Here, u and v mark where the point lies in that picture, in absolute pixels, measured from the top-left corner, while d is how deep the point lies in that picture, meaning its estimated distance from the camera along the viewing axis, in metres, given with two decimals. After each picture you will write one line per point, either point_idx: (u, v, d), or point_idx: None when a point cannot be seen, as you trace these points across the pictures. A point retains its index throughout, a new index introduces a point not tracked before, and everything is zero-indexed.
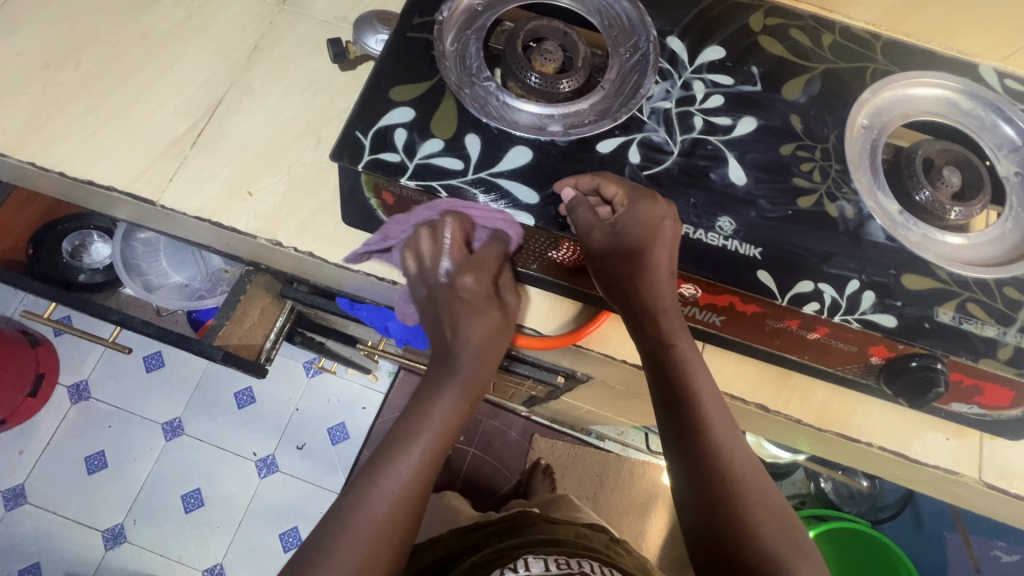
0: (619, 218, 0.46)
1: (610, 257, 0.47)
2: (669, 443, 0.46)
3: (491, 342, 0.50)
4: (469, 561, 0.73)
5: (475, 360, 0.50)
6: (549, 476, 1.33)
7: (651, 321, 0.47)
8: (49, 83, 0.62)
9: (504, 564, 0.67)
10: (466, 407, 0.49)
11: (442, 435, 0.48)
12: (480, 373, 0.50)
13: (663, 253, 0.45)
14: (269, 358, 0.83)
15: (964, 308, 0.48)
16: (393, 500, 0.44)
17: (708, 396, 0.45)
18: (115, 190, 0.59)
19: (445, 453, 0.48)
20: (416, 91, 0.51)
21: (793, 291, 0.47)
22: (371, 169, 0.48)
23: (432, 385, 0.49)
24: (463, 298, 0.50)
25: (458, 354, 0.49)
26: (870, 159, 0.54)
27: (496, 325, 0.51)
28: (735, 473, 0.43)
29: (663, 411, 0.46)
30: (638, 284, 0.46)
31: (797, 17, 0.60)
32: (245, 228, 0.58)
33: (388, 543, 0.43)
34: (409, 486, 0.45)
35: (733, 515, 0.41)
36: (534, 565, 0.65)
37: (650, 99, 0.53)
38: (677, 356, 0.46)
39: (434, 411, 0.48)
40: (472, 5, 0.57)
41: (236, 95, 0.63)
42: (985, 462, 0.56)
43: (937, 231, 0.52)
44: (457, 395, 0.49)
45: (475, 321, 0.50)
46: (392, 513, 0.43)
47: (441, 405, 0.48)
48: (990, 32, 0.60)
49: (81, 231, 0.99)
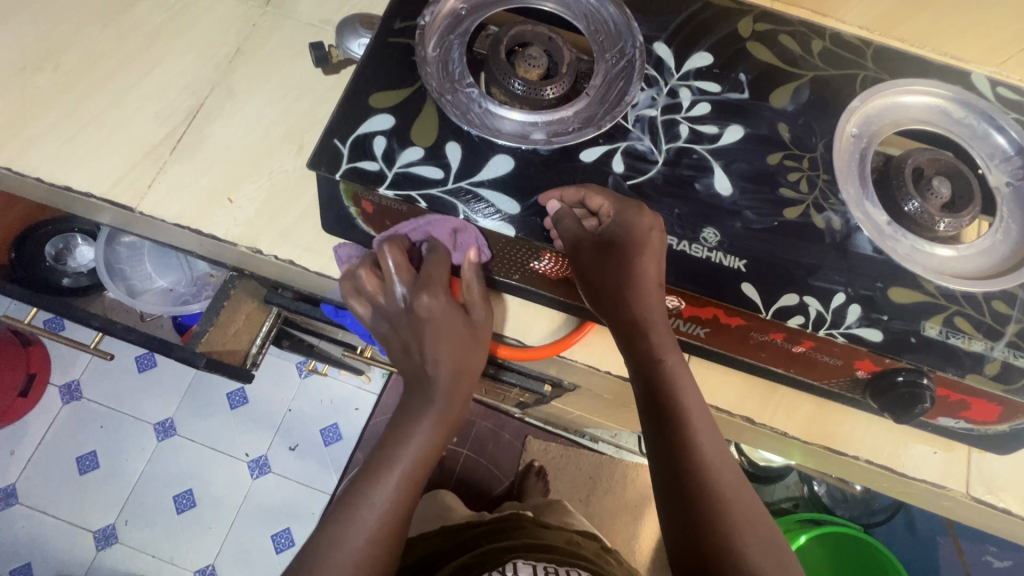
0: (606, 228, 0.45)
1: (598, 268, 0.46)
2: (655, 460, 0.44)
3: (467, 365, 0.50)
4: (454, 563, 0.72)
5: (451, 388, 0.49)
6: (541, 478, 1.36)
7: (640, 334, 0.45)
8: (26, 86, 0.61)
9: (492, 566, 0.66)
10: (443, 435, 0.49)
11: (418, 462, 0.47)
12: (458, 401, 0.50)
13: (652, 264, 0.44)
14: (255, 363, 0.82)
15: (951, 322, 0.47)
16: (372, 532, 0.43)
17: (697, 411, 0.43)
18: (92, 198, 0.58)
19: (423, 481, 0.48)
20: (396, 97, 0.50)
21: (778, 304, 0.46)
22: (349, 178, 0.47)
23: (409, 413, 0.49)
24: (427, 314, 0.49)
25: (434, 382, 0.49)
26: (859, 168, 0.53)
27: (468, 344, 0.50)
28: (722, 491, 0.41)
29: (650, 427, 0.44)
30: (627, 295, 0.45)
31: (788, 23, 0.59)
32: (225, 236, 0.57)
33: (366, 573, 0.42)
34: (388, 517, 0.44)
35: (720, 534, 0.39)
36: (521, 570, 0.64)
37: (636, 106, 0.52)
38: (666, 370, 0.44)
39: (411, 440, 0.47)
40: (456, 9, 0.55)
41: (217, 99, 0.62)
42: (974, 476, 0.55)
43: (925, 242, 0.51)
44: (434, 420, 0.48)
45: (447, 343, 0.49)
46: (370, 546, 0.43)
47: (418, 434, 0.47)
48: (981, 39, 0.59)
49: (64, 234, 0.99)
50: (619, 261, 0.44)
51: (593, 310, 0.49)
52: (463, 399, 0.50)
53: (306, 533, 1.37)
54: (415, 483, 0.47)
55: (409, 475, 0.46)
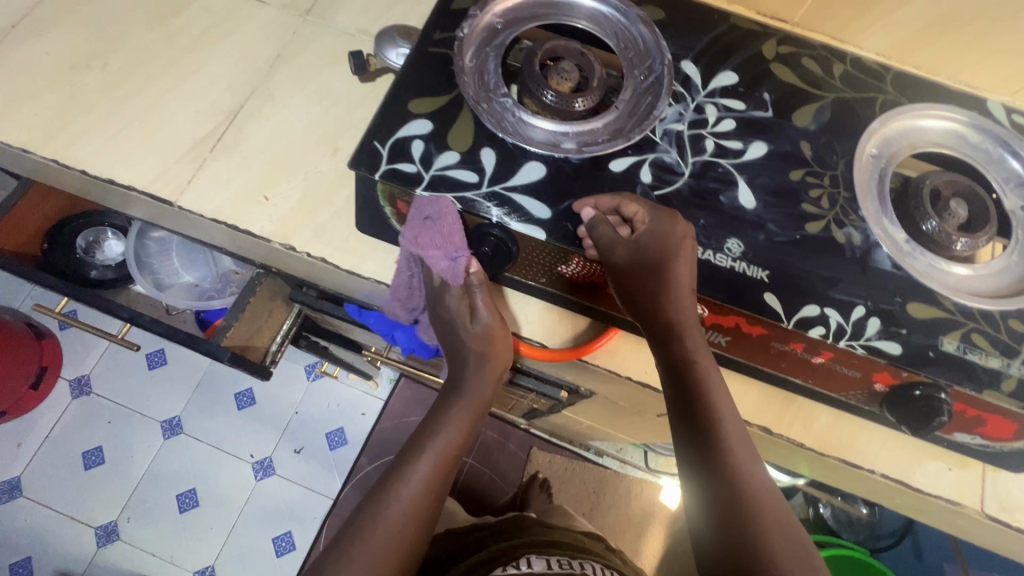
0: (640, 234, 0.47)
1: (633, 274, 0.47)
2: (688, 462, 0.44)
3: (491, 369, 0.58)
4: (467, 561, 0.72)
5: (476, 387, 0.59)
6: (545, 490, 1.33)
7: (675, 339, 0.46)
8: (76, 83, 0.63)
9: (506, 562, 0.67)
10: (467, 429, 0.59)
11: (450, 445, 0.57)
12: (480, 400, 0.60)
13: (686, 271, 0.46)
14: (274, 360, 0.84)
15: (968, 339, 0.48)
16: (409, 497, 0.53)
17: (727, 413, 0.44)
18: (133, 191, 0.60)
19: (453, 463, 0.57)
20: (434, 103, 0.52)
21: (799, 315, 0.47)
22: (387, 178, 0.49)
23: (441, 411, 0.59)
24: (463, 331, 0.57)
25: (462, 384, 0.59)
26: (877, 188, 0.55)
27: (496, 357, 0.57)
28: (753, 493, 0.41)
29: (682, 428, 0.45)
30: (661, 301, 0.46)
31: (810, 47, 0.61)
32: (259, 232, 0.59)
33: (412, 524, 0.52)
34: (419, 493, 0.53)
35: (750, 537, 0.40)
36: (536, 563, 0.65)
37: (664, 120, 0.54)
38: (699, 373, 0.45)
39: (440, 432, 0.57)
40: (492, 23, 0.58)
41: (256, 102, 0.64)
42: (988, 494, 0.55)
43: (942, 261, 0.53)
44: (460, 415, 0.58)
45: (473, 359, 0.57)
46: (410, 507, 0.52)
47: (446, 428, 0.58)
48: (996, 68, 0.61)
49: (95, 228, 1.01)
50: (655, 267, 0.46)
51: (628, 315, 0.50)
52: (485, 400, 0.60)
53: (307, 538, 1.37)
54: (442, 468, 0.56)
55: (438, 460, 0.56)
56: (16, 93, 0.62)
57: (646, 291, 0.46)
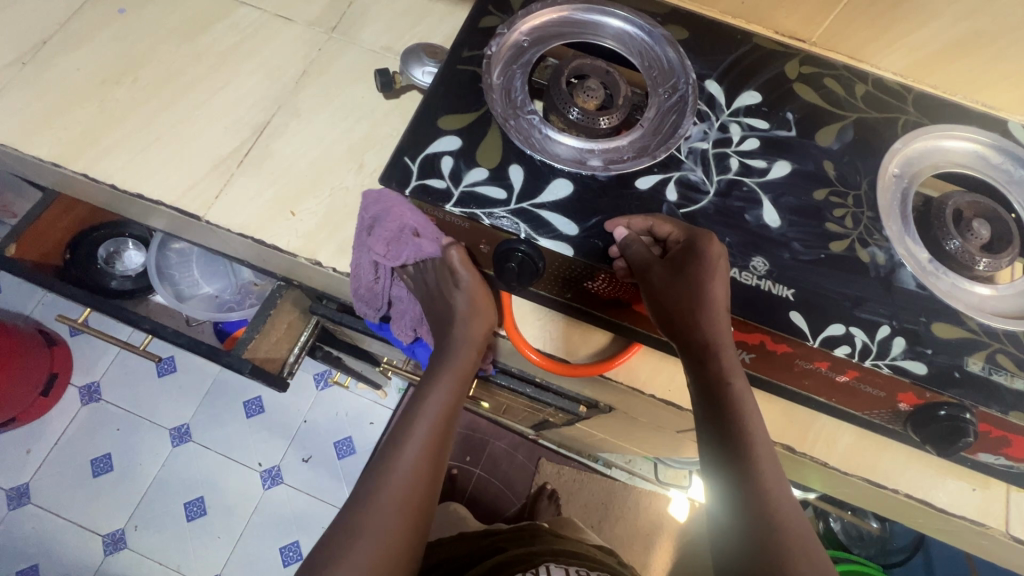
0: (676, 255, 0.48)
1: (671, 288, 0.47)
2: (716, 476, 0.43)
3: (482, 315, 0.56)
4: (484, 563, 0.73)
5: (463, 337, 0.56)
6: (554, 502, 1.33)
7: (709, 353, 0.45)
8: (106, 98, 0.64)
9: (526, 566, 0.68)
10: (461, 390, 0.54)
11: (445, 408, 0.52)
12: (470, 361, 0.56)
13: (721, 289, 0.46)
14: (291, 372, 0.82)
15: (993, 359, 0.48)
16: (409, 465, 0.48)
17: (759, 435, 0.43)
18: (162, 205, 0.61)
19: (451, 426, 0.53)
20: (463, 120, 0.53)
21: (825, 334, 0.47)
22: (418, 194, 0.49)
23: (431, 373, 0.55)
24: (449, 296, 0.55)
25: (452, 338, 0.56)
26: (900, 207, 0.55)
27: (484, 309, 0.56)
28: (778, 510, 0.40)
29: (711, 446, 0.44)
30: (700, 316, 0.46)
31: (830, 67, 0.62)
32: (285, 246, 0.60)
33: (415, 495, 0.47)
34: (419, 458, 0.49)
35: (776, 560, 0.38)
36: (556, 571, 0.67)
37: (689, 139, 0.55)
38: (734, 391, 0.44)
39: (430, 398, 0.53)
40: (519, 41, 0.59)
41: (283, 117, 0.65)
42: (1012, 515, 0.55)
43: (965, 280, 0.53)
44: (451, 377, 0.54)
45: (466, 299, 0.55)
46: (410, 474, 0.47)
47: (438, 391, 0.53)
48: (1015, 90, 0.62)
49: (115, 238, 1.01)
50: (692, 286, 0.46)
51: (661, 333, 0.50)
52: (472, 360, 0.56)
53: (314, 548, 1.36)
54: (442, 429, 0.51)
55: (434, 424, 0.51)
56: (49, 108, 0.63)
57: (682, 304, 0.46)
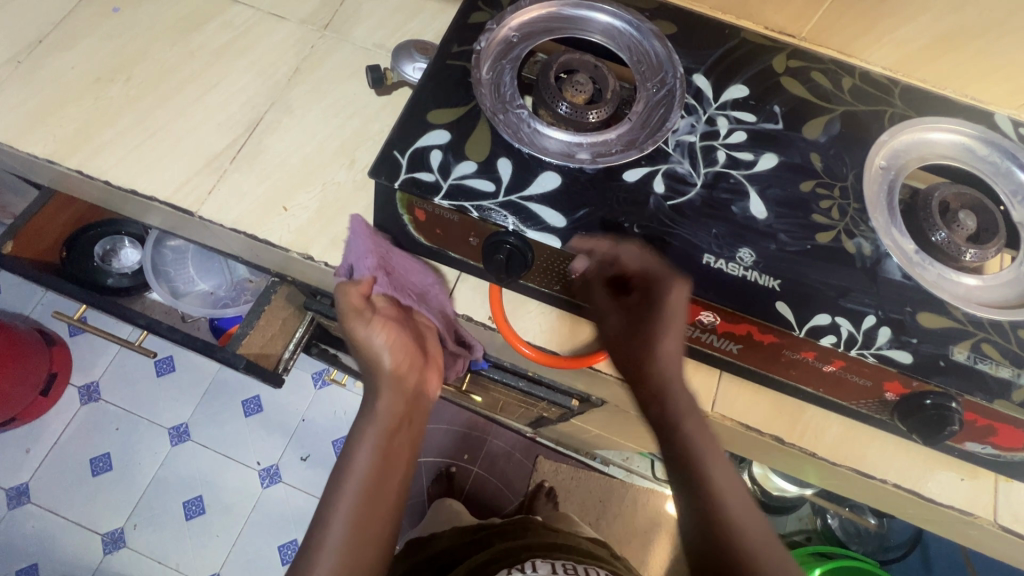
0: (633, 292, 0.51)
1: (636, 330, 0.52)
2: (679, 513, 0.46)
3: (404, 349, 0.57)
4: (472, 561, 0.73)
5: (393, 372, 0.56)
6: (551, 499, 1.34)
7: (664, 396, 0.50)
8: (100, 96, 0.65)
9: (512, 563, 0.68)
10: (399, 413, 0.54)
11: (388, 431, 0.52)
12: (401, 380, 0.56)
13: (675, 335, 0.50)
14: (286, 369, 0.81)
15: (978, 348, 0.49)
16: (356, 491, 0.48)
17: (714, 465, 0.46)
18: (156, 201, 0.61)
19: (399, 449, 0.52)
20: (452, 115, 0.53)
21: (811, 323, 0.48)
22: (407, 187, 0.50)
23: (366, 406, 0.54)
24: (369, 345, 0.56)
25: (383, 372, 0.56)
26: (887, 199, 0.56)
27: (404, 342, 0.57)
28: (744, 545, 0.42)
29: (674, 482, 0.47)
30: (657, 353, 0.51)
31: (818, 61, 0.63)
32: (277, 241, 0.60)
33: (372, 517, 0.47)
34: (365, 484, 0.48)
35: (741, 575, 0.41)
36: (541, 567, 0.66)
37: (676, 132, 0.55)
38: (686, 432, 0.48)
39: (369, 427, 0.52)
40: (508, 36, 0.59)
41: (275, 114, 0.66)
42: (1000, 504, 0.56)
43: (952, 271, 0.53)
44: (390, 401, 0.54)
45: (386, 338, 0.56)
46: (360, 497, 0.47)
47: (377, 416, 0.53)
48: (1002, 83, 0.62)
49: (111, 236, 1.02)
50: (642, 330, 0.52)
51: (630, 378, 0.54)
52: (400, 385, 0.56)
53: None
54: (387, 450, 0.51)
55: (376, 449, 0.51)
56: (44, 106, 0.64)
57: (644, 345, 0.51)
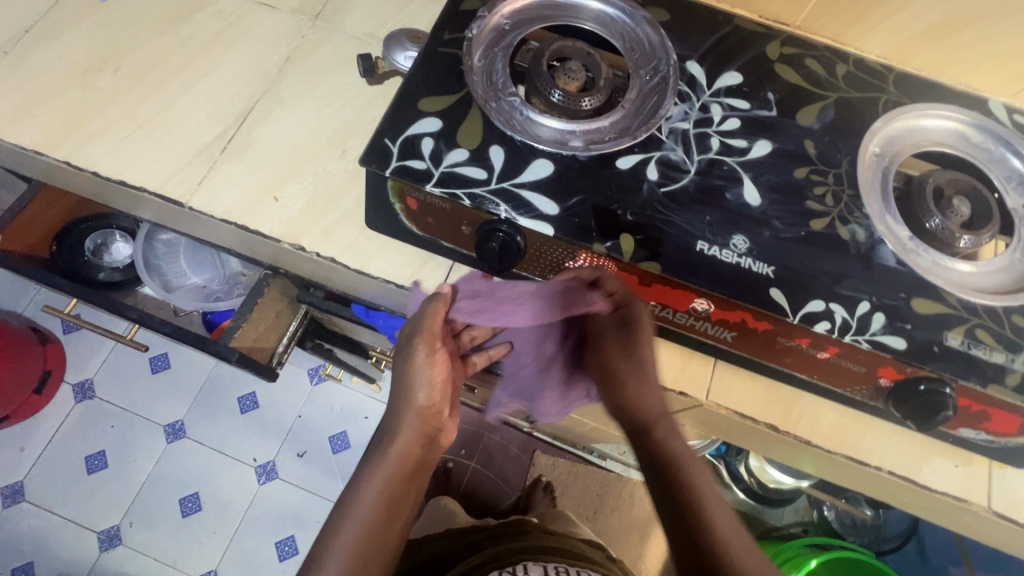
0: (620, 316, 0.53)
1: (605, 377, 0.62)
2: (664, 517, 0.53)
3: (432, 390, 0.58)
4: (465, 563, 0.75)
5: (420, 410, 0.58)
6: (549, 495, 1.32)
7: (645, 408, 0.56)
8: (88, 86, 0.64)
9: (503, 565, 0.69)
10: (417, 449, 0.57)
11: (401, 465, 0.56)
12: (423, 417, 0.58)
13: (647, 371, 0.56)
14: (280, 362, 0.84)
15: (972, 334, 0.48)
16: (363, 515, 0.53)
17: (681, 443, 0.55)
18: (145, 192, 0.61)
19: (408, 480, 0.56)
20: (444, 102, 0.53)
21: (804, 310, 0.48)
22: (398, 175, 0.49)
23: (387, 438, 0.57)
24: (409, 385, 0.57)
25: (410, 408, 0.58)
26: (881, 185, 0.55)
27: (437, 383, 0.58)
28: (709, 536, 0.50)
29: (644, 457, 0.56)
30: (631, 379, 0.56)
31: (812, 49, 0.63)
32: (269, 232, 0.60)
33: (374, 541, 0.53)
34: (373, 510, 0.54)
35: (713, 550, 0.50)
36: (532, 569, 0.67)
37: (670, 119, 0.55)
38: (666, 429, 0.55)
39: (384, 459, 0.56)
40: (500, 24, 0.59)
41: (266, 104, 0.65)
42: (995, 491, 0.56)
43: (947, 257, 0.53)
44: (410, 437, 0.57)
45: (423, 375, 0.57)
46: (365, 521, 0.53)
47: (394, 450, 0.56)
48: (996, 71, 0.62)
49: (103, 230, 1.01)
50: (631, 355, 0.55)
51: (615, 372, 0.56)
52: (424, 420, 0.58)
53: (310, 542, 1.36)
54: (398, 482, 0.56)
55: (387, 479, 0.55)
56: (31, 97, 0.63)
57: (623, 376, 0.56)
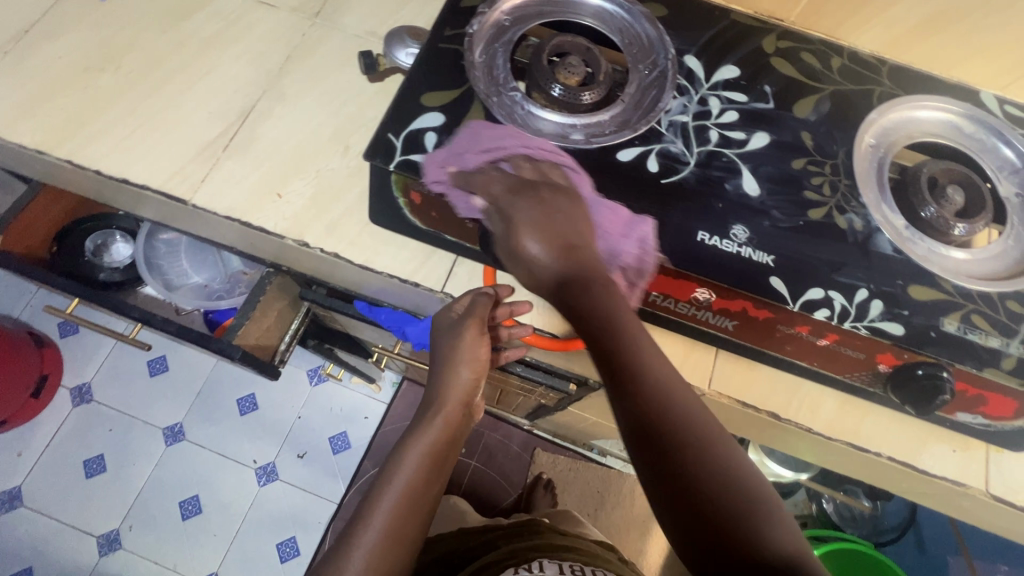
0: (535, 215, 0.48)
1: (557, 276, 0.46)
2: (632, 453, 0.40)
3: (473, 361, 0.57)
4: (478, 561, 0.75)
5: (463, 379, 0.57)
6: (550, 491, 1.33)
7: (611, 335, 0.42)
8: (89, 85, 0.64)
9: (518, 563, 0.69)
10: (458, 417, 0.57)
11: (443, 433, 0.55)
12: (465, 387, 0.57)
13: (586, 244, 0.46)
14: (282, 360, 0.83)
15: (968, 319, 0.49)
16: (405, 479, 0.53)
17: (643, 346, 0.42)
18: (149, 189, 0.61)
19: (447, 447, 0.56)
20: (446, 97, 0.54)
21: (804, 298, 0.48)
22: (402, 169, 0.50)
23: (427, 407, 0.57)
24: (455, 354, 0.56)
25: (455, 377, 0.56)
26: (876, 175, 0.56)
27: (476, 357, 0.57)
28: (699, 467, 0.38)
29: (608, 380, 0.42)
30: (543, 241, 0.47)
31: (807, 43, 0.64)
32: (273, 229, 0.60)
33: (414, 506, 0.52)
34: (414, 475, 0.53)
35: (692, 467, 0.38)
36: (548, 567, 0.67)
37: (669, 112, 0.56)
38: (637, 358, 0.41)
39: (427, 426, 0.55)
40: (500, 20, 0.59)
41: (268, 102, 0.65)
42: (992, 475, 0.57)
43: (941, 245, 0.54)
44: (451, 405, 0.56)
45: (467, 347, 0.55)
46: (408, 484, 0.53)
47: (436, 418, 0.56)
48: (986, 63, 0.63)
49: (104, 231, 1.01)
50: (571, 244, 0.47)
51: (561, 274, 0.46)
52: (468, 390, 0.57)
53: (311, 543, 1.36)
54: (440, 449, 0.55)
55: (429, 444, 0.55)
56: (32, 96, 0.63)
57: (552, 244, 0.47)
